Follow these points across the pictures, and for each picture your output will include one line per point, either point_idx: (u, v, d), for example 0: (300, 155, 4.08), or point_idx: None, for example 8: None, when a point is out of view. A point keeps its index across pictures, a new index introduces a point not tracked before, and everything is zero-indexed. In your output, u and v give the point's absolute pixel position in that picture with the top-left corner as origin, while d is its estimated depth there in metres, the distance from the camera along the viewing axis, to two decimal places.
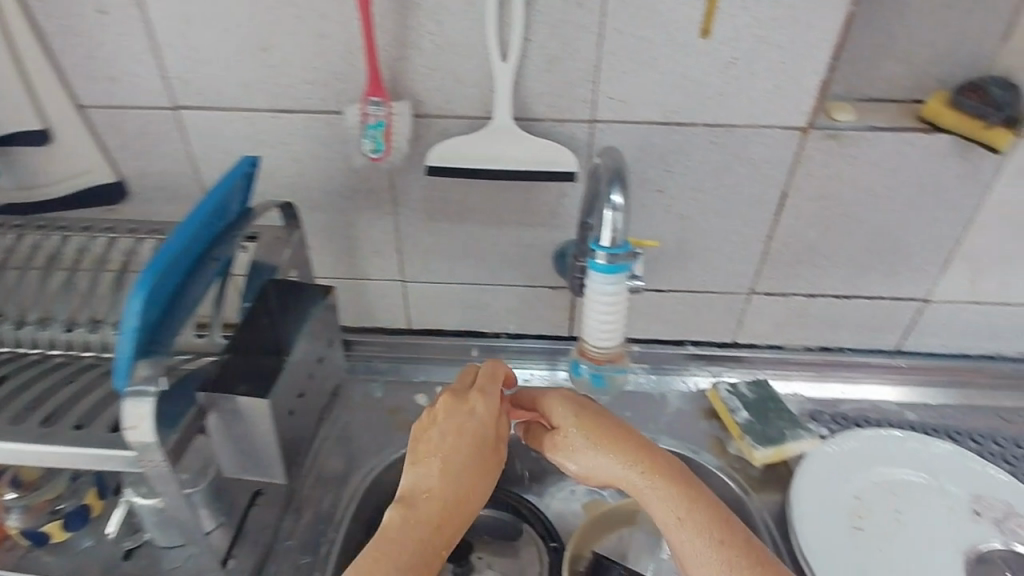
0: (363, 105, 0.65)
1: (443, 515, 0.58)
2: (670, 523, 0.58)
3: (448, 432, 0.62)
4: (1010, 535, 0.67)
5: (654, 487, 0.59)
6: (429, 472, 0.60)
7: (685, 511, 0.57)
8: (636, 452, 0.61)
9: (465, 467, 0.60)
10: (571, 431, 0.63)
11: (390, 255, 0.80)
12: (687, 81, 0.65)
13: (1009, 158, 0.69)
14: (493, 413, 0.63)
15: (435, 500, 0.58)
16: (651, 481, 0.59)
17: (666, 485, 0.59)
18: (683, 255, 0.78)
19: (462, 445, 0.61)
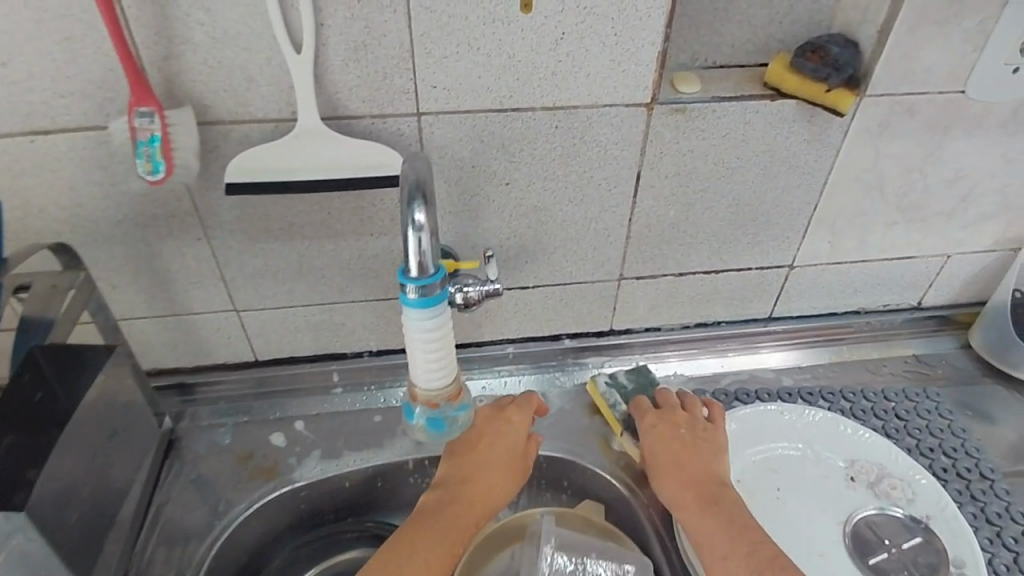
0: (130, 118, 0.53)
1: (471, 509, 0.61)
2: (706, 532, 0.61)
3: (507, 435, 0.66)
4: (883, 497, 0.68)
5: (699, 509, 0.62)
6: (473, 468, 0.63)
7: (709, 520, 0.61)
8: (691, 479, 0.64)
9: (512, 468, 0.64)
10: (653, 436, 0.68)
11: (213, 285, 0.69)
12: (517, 62, 0.58)
13: (853, 119, 0.68)
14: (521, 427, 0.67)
15: (471, 491, 0.62)
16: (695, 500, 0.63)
17: (707, 503, 0.62)
18: (544, 249, 0.72)
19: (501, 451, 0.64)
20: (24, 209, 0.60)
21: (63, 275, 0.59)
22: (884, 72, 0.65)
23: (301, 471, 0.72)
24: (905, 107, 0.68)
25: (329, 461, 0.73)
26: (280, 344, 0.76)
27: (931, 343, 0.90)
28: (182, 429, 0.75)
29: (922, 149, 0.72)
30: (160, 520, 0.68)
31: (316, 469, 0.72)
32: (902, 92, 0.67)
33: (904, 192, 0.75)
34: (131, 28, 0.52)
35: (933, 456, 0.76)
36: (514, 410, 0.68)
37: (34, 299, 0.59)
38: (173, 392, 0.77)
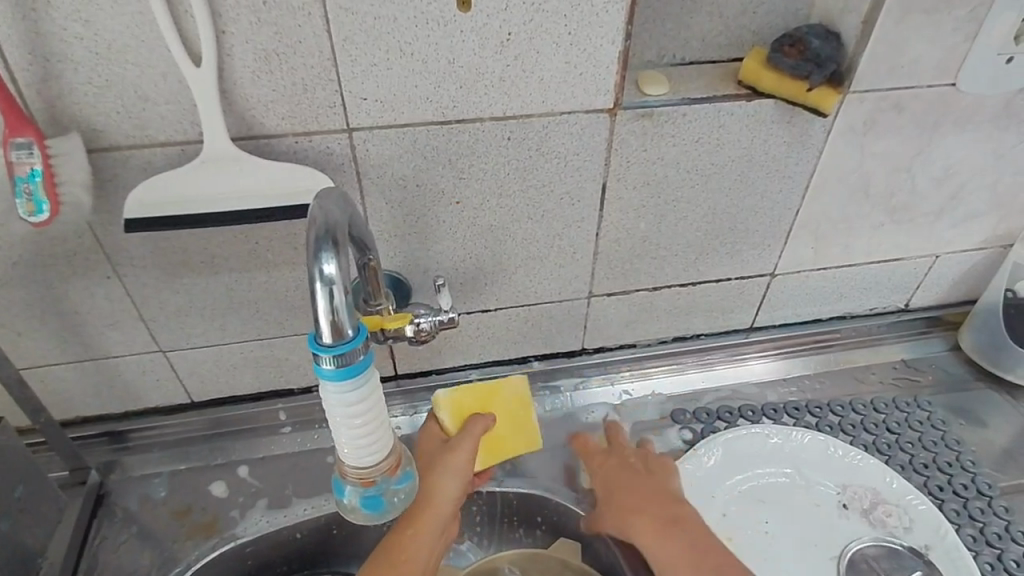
0: (5, 151, 0.45)
1: (443, 521, 0.56)
2: (658, 553, 0.57)
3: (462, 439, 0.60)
4: (878, 526, 0.64)
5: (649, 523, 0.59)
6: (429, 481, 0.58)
7: (671, 548, 0.57)
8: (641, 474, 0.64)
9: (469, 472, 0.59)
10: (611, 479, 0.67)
11: (133, 326, 0.61)
12: (458, 67, 0.51)
13: (836, 117, 0.61)
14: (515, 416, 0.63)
15: (434, 507, 0.56)
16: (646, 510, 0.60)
17: (654, 506, 0.60)
18: (504, 270, 0.65)
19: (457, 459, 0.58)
20: None
21: None
22: (869, 66, 0.59)
23: (246, 524, 0.66)
24: (891, 103, 0.62)
25: (278, 511, 0.66)
26: (218, 384, 0.69)
27: (920, 346, 0.85)
28: (112, 483, 0.68)
29: (910, 146, 0.66)
30: None
31: (263, 522, 0.66)
32: (889, 86, 0.61)
33: (891, 192, 0.70)
34: None
35: (928, 472, 0.71)
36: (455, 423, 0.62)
37: None
38: (101, 440, 0.69)
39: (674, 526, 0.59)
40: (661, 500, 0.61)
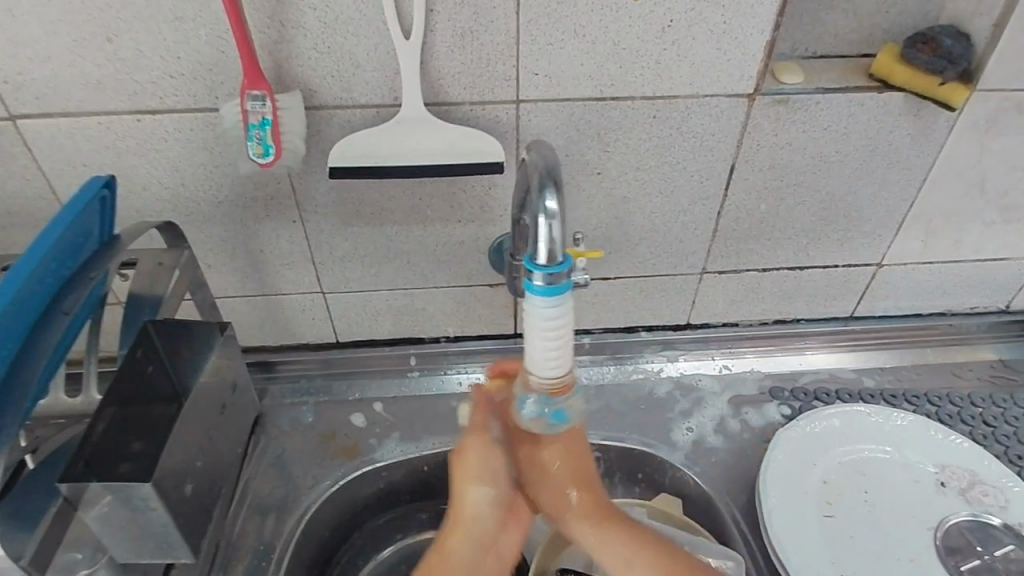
0: (242, 101, 0.54)
1: (478, 537, 0.54)
2: (619, 568, 0.55)
3: (501, 446, 0.55)
4: (975, 504, 0.67)
5: (592, 528, 0.56)
6: (458, 488, 0.55)
7: (625, 554, 0.55)
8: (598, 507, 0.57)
9: (500, 473, 0.55)
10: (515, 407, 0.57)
11: (304, 268, 0.70)
12: (621, 49, 0.57)
13: (961, 114, 0.65)
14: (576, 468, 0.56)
15: (471, 527, 0.54)
16: (602, 520, 0.56)
17: (610, 528, 0.56)
18: (629, 241, 0.72)
19: (484, 467, 0.55)
20: (129, 187, 0.62)
21: (169, 254, 0.59)
22: (1000, 66, 0.62)
23: (382, 451, 0.74)
24: (1016, 103, 0.65)
25: (410, 444, 0.74)
26: (362, 327, 0.77)
27: (1018, 348, 0.86)
28: (267, 406, 0.77)
29: None
30: (250, 492, 0.70)
31: (398, 451, 0.74)
32: (1016, 87, 0.64)
33: (1004, 191, 0.72)
34: (246, 11, 0.52)
35: (1022, 463, 0.73)
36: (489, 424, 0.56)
37: (140, 276, 0.59)
38: (258, 369, 0.79)
39: (609, 528, 0.56)
40: (602, 512, 0.57)
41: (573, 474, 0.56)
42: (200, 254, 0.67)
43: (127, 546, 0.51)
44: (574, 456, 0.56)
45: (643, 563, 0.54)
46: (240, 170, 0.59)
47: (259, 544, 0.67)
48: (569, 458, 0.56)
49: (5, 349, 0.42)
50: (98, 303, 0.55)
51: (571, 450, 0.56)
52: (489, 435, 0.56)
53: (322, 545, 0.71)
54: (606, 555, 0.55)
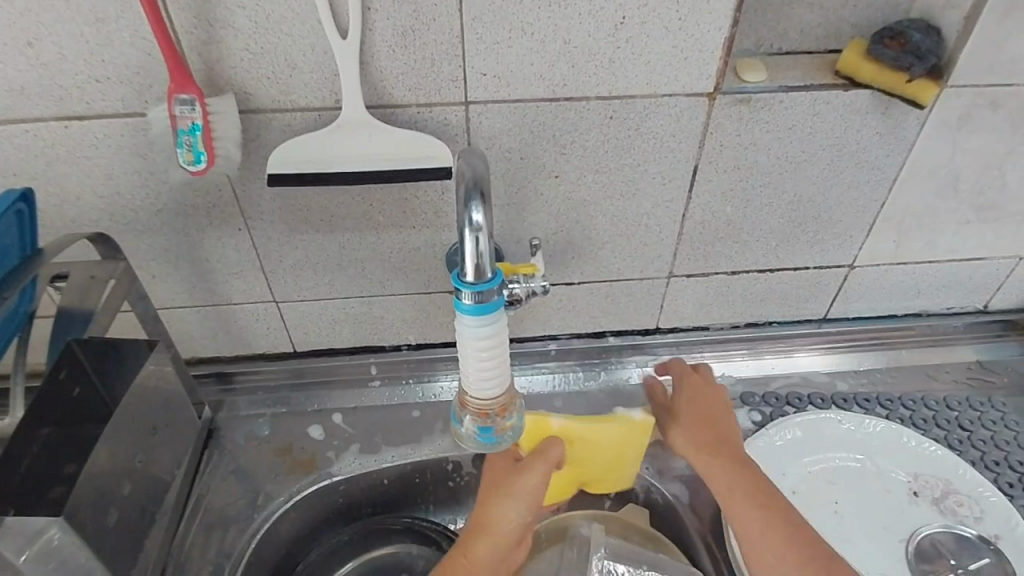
0: (170, 106, 0.51)
1: (507, 546, 0.57)
2: (732, 499, 0.58)
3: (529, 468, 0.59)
4: (949, 514, 0.65)
5: (735, 470, 0.59)
6: (494, 507, 0.58)
7: (742, 493, 0.57)
8: (739, 464, 0.59)
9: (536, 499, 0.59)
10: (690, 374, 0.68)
11: (254, 277, 0.67)
12: (573, 48, 0.55)
13: (931, 111, 0.63)
14: (695, 426, 0.63)
15: (496, 535, 0.56)
16: (737, 463, 0.59)
17: (744, 473, 0.59)
18: (592, 245, 0.69)
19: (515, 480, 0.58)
20: (61, 196, 0.59)
21: (102, 266, 0.56)
22: (970, 61, 0.60)
23: (339, 465, 0.72)
24: (988, 100, 0.63)
25: (368, 456, 0.72)
26: (319, 336, 0.75)
27: (995, 348, 0.84)
28: (222, 418, 0.75)
29: (1003, 145, 0.66)
30: (200, 510, 0.68)
31: (355, 464, 0.71)
32: (987, 83, 0.61)
33: (979, 189, 0.70)
34: (170, 11, 0.49)
35: (999, 469, 0.71)
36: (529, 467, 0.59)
37: (70, 290, 0.56)
38: (214, 380, 0.76)
39: (743, 474, 0.59)
40: (737, 456, 0.60)
41: (704, 420, 0.63)
42: (143, 264, 0.65)
43: None
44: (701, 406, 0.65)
45: (769, 538, 0.55)
46: (175, 177, 0.56)
47: (208, 564, 0.64)
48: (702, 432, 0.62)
49: None
50: (21, 322, 0.53)
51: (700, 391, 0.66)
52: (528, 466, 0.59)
53: (277, 563, 0.69)
54: (732, 498, 0.58)
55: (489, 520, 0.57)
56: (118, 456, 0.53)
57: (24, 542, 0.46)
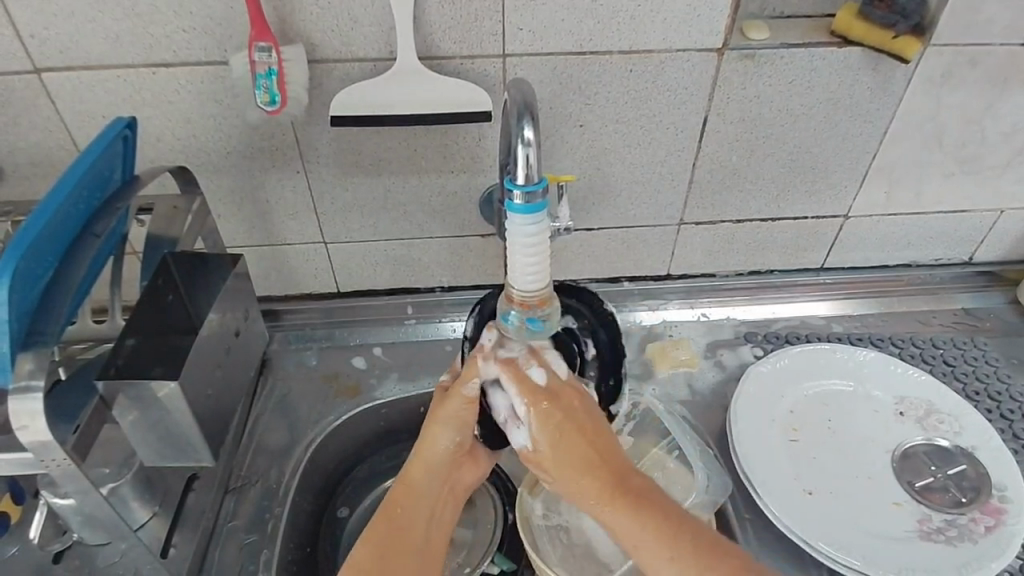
0: (250, 53, 0.59)
1: (436, 468, 0.59)
2: (659, 560, 0.52)
3: (449, 401, 0.58)
4: (930, 430, 0.72)
5: (616, 508, 0.53)
6: (427, 432, 0.59)
7: (637, 522, 0.53)
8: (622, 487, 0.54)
9: (464, 420, 0.59)
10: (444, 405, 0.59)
11: (307, 219, 0.75)
12: (598, 6, 0.62)
13: (916, 67, 0.70)
14: (557, 449, 0.55)
15: (428, 462, 0.59)
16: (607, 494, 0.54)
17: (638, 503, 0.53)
18: (611, 191, 0.76)
19: (445, 408, 0.58)
20: (144, 138, 0.67)
21: (183, 199, 0.64)
22: (950, 22, 0.67)
23: (380, 392, 0.79)
24: (967, 57, 0.70)
25: (407, 384, 0.80)
26: (361, 277, 0.82)
27: (982, 298, 0.91)
28: (273, 352, 0.82)
29: (982, 100, 0.73)
30: (257, 428, 0.76)
31: (396, 390, 0.79)
32: (967, 41, 0.69)
33: (962, 143, 0.77)
34: None
35: (979, 398, 0.79)
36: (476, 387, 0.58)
37: (156, 219, 0.64)
38: (265, 318, 0.84)
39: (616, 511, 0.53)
40: (614, 488, 0.54)
41: (572, 439, 0.55)
42: (210, 204, 0.72)
43: (153, 449, 0.58)
44: (564, 434, 0.55)
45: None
46: (247, 119, 0.64)
47: (269, 471, 0.72)
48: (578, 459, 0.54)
49: (47, 264, 0.49)
50: (120, 242, 0.60)
51: (558, 406, 0.55)
52: (456, 391, 0.57)
53: (326, 475, 0.77)
54: (643, 545, 0.53)
55: (421, 459, 0.59)
56: (206, 356, 0.60)
57: (133, 418, 0.55)
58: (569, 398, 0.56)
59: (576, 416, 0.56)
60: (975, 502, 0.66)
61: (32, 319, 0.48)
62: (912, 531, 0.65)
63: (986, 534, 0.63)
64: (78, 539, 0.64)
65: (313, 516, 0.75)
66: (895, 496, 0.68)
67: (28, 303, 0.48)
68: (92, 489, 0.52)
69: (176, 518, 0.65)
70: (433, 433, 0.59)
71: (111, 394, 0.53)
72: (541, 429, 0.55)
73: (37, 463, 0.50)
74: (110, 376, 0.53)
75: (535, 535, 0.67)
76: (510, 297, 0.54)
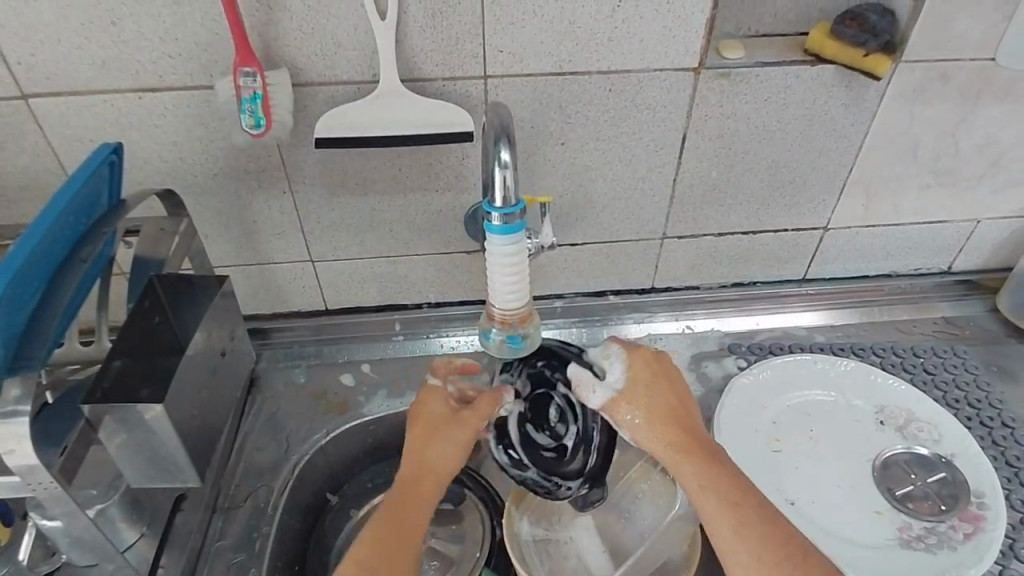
0: (234, 78, 0.60)
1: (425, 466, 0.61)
2: (705, 503, 0.55)
3: (465, 424, 0.63)
4: (910, 439, 0.73)
5: (693, 463, 0.57)
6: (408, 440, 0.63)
7: (721, 484, 0.56)
8: (688, 452, 0.58)
9: (440, 423, 0.63)
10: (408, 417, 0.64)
11: (294, 238, 0.75)
12: (577, 27, 0.64)
13: (888, 84, 0.72)
14: (654, 430, 0.60)
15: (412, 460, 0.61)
16: (674, 451, 0.58)
17: (706, 464, 0.57)
18: (593, 207, 0.77)
19: (457, 431, 0.62)
20: (131, 160, 0.68)
21: (169, 220, 0.65)
22: (919, 39, 0.69)
23: (369, 408, 0.80)
24: (939, 73, 0.72)
25: (394, 400, 0.80)
26: (348, 295, 0.82)
27: (962, 306, 0.92)
28: (261, 369, 0.83)
29: (955, 114, 0.75)
30: (246, 447, 0.76)
31: (384, 406, 0.80)
32: (937, 58, 0.71)
33: (936, 156, 0.79)
34: None
35: (959, 406, 0.80)
36: (430, 398, 0.65)
37: (142, 241, 0.64)
38: (253, 336, 0.84)
39: (704, 466, 0.57)
40: (691, 446, 0.58)
41: (649, 398, 0.61)
42: (198, 225, 0.73)
43: (141, 470, 0.59)
44: (657, 386, 0.62)
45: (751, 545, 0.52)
46: (234, 142, 0.65)
47: (257, 489, 0.73)
48: (651, 420, 0.60)
49: (33, 289, 0.50)
50: (107, 264, 0.61)
51: (663, 369, 0.63)
52: (473, 418, 0.63)
53: (315, 492, 0.77)
54: (708, 494, 0.55)
55: (421, 471, 0.60)
56: (192, 376, 0.61)
57: (120, 440, 0.56)
58: (655, 375, 0.62)
59: (675, 384, 0.63)
60: (954, 509, 0.67)
61: (19, 342, 0.49)
62: (893, 538, 0.66)
63: (965, 540, 0.64)
64: (66, 560, 0.64)
65: (302, 534, 0.75)
66: (876, 504, 0.69)
67: (14, 328, 0.48)
68: (78, 511, 0.53)
69: (165, 539, 0.66)
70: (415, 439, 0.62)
71: (97, 417, 0.54)
72: (639, 375, 0.62)
73: (23, 487, 0.51)
74: (97, 398, 0.54)
75: (523, 550, 0.67)
76: (488, 314, 0.59)
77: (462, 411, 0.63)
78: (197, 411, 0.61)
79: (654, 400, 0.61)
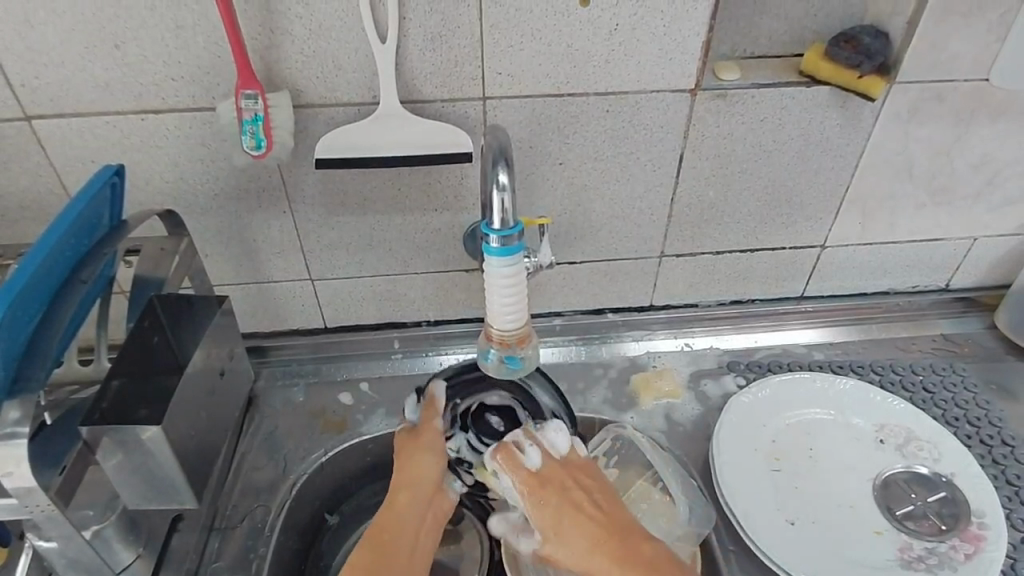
0: (237, 100, 0.61)
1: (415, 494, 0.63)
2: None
3: (436, 441, 0.67)
4: (910, 457, 0.73)
5: (620, 567, 0.58)
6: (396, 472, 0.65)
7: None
8: (591, 538, 0.60)
9: (423, 451, 0.66)
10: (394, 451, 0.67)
11: (294, 256, 0.76)
12: (574, 50, 0.65)
13: (883, 104, 0.73)
14: (561, 537, 0.61)
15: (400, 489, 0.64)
16: (586, 547, 0.60)
17: (625, 555, 0.59)
18: (592, 225, 0.78)
19: (425, 443, 0.67)
20: (133, 180, 0.68)
21: (170, 240, 0.66)
22: (912, 61, 0.70)
23: (367, 427, 0.79)
24: (933, 94, 0.73)
25: (393, 419, 0.80)
26: (347, 313, 0.82)
27: (960, 323, 0.92)
28: (260, 388, 0.83)
29: (950, 133, 0.76)
30: (244, 466, 0.76)
31: (383, 424, 0.79)
32: (930, 79, 0.72)
33: (932, 175, 0.80)
34: (239, 20, 0.59)
35: (958, 424, 0.80)
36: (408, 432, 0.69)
37: (144, 261, 0.65)
38: (252, 354, 0.84)
39: (624, 556, 0.60)
40: (609, 549, 0.59)
41: (548, 498, 0.62)
42: (197, 243, 0.73)
43: (138, 491, 0.59)
44: (563, 513, 0.62)
45: None
46: (235, 162, 0.66)
47: (254, 510, 0.72)
48: (562, 534, 0.61)
49: (34, 309, 0.50)
50: (108, 284, 0.61)
51: (540, 486, 0.63)
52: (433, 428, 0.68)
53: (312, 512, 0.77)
54: None
55: (407, 495, 0.63)
56: (190, 396, 0.61)
57: (118, 462, 0.56)
58: (564, 479, 0.64)
59: (568, 491, 0.63)
60: (955, 529, 0.67)
61: (20, 363, 0.49)
62: (894, 559, 0.66)
63: (965, 561, 0.64)
64: None
65: (299, 555, 0.74)
66: (876, 524, 0.69)
67: (14, 349, 0.48)
68: (75, 532, 0.53)
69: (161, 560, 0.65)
70: (404, 470, 0.65)
71: (95, 438, 0.54)
72: (536, 512, 0.62)
73: (20, 509, 0.51)
74: (96, 420, 0.54)
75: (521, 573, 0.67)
76: (488, 335, 0.59)
77: (421, 428, 0.68)
78: (195, 432, 0.61)
79: (558, 496, 0.63)
